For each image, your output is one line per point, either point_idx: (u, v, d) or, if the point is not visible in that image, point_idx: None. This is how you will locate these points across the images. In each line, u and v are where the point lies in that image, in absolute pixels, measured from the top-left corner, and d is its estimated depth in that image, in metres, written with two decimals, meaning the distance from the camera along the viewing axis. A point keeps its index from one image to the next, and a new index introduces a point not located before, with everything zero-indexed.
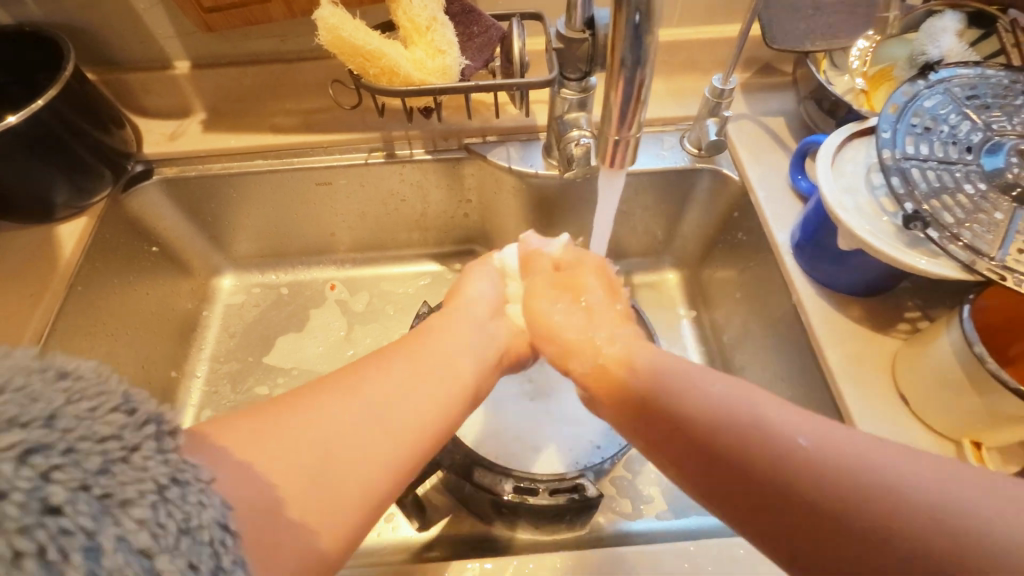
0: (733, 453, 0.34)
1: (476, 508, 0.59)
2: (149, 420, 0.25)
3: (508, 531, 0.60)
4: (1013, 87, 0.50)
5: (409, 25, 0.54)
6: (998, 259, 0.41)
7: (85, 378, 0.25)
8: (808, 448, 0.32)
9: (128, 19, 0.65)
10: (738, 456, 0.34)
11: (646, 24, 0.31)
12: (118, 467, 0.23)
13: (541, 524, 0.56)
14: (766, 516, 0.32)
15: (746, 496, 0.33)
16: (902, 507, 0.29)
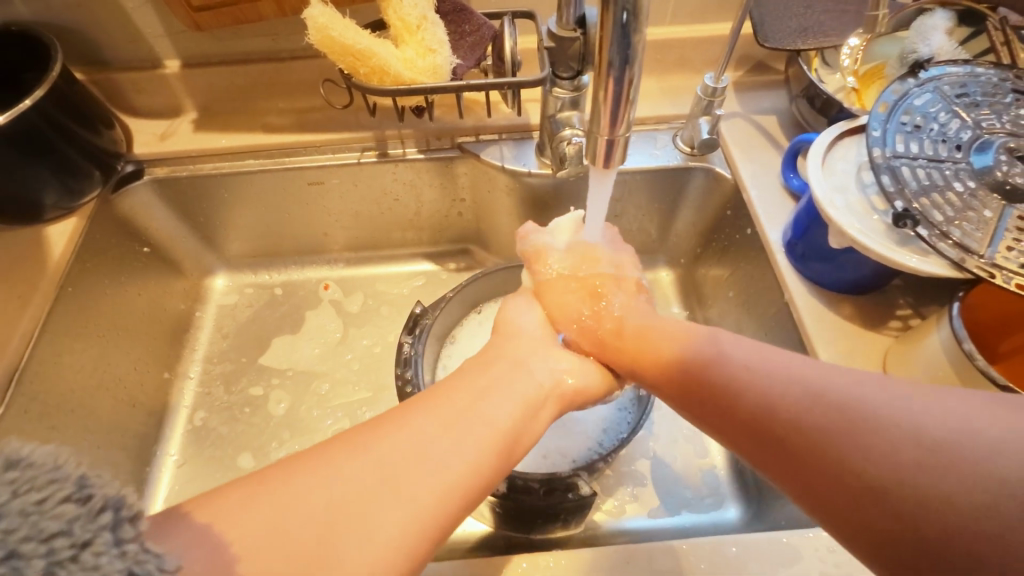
0: (794, 430, 0.35)
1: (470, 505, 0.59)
2: (106, 506, 0.24)
3: (502, 528, 0.60)
4: (1002, 85, 0.50)
5: (399, 24, 0.53)
6: (987, 257, 0.42)
7: (38, 465, 0.23)
8: (863, 425, 0.33)
9: (117, 18, 0.64)
10: (774, 413, 0.36)
11: (633, 23, 0.31)
12: (65, 569, 0.22)
13: (534, 522, 0.56)
14: (821, 491, 0.33)
15: (794, 462, 0.35)
16: (913, 435, 0.32)
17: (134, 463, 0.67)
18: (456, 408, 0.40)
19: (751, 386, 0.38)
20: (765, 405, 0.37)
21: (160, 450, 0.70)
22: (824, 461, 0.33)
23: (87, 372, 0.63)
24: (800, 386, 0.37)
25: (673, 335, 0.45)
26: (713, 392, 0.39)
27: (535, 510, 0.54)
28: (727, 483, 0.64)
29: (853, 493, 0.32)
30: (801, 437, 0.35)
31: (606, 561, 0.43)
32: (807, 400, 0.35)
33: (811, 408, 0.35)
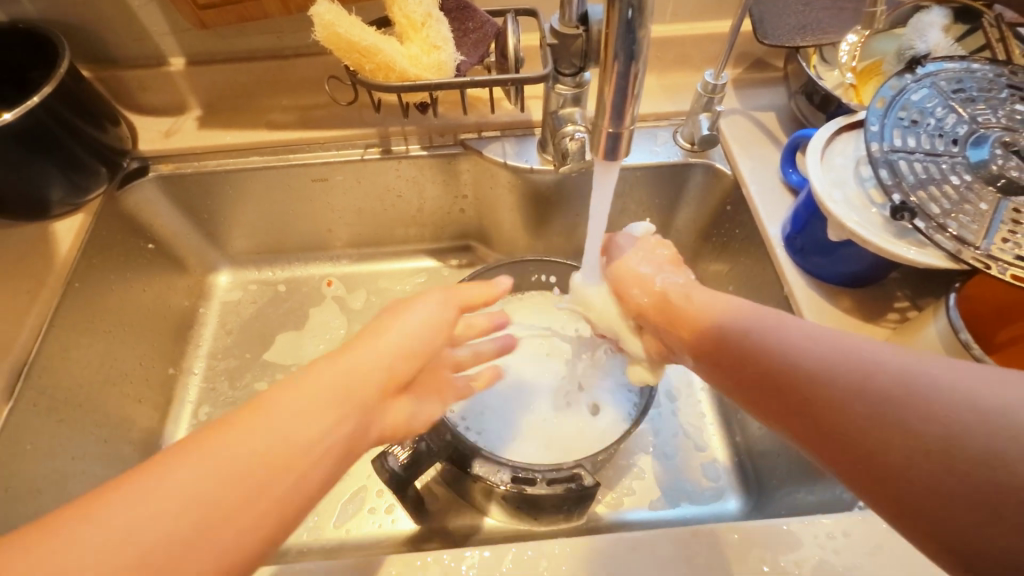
0: (805, 385, 0.34)
1: (475, 497, 0.60)
2: None
3: (507, 520, 0.61)
4: (998, 81, 0.51)
5: (404, 21, 0.54)
6: (983, 248, 0.43)
7: None
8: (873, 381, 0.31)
9: (123, 16, 0.65)
10: (785, 370, 0.35)
11: (638, 19, 0.32)
12: None
13: (539, 513, 0.57)
14: (832, 446, 0.32)
15: (808, 418, 0.33)
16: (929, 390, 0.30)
17: (140, 458, 0.67)
18: (331, 396, 0.37)
19: (764, 346, 0.37)
20: (776, 363, 0.36)
21: (166, 445, 0.70)
22: (834, 417, 0.32)
23: (93, 367, 0.64)
24: (811, 343, 0.35)
25: (702, 303, 0.44)
26: (732, 355, 0.39)
27: (540, 501, 0.55)
28: (727, 475, 0.65)
29: (866, 448, 0.30)
30: (785, 393, 0.35)
31: (610, 547, 0.44)
32: (791, 358, 0.35)
33: (795, 366, 0.35)
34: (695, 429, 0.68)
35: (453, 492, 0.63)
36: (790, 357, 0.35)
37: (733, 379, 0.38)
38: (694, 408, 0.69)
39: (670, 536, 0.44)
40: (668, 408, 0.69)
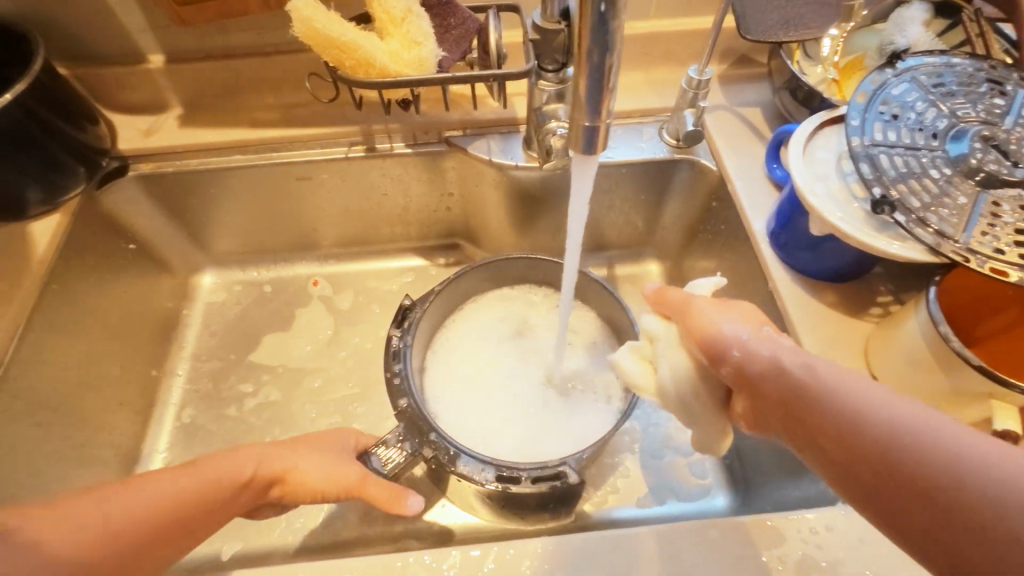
0: (882, 454, 0.30)
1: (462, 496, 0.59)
2: None
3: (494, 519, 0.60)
4: (977, 75, 0.51)
5: (383, 17, 0.53)
6: (962, 242, 0.43)
7: None
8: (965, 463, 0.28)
9: (100, 13, 0.64)
10: (859, 433, 0.32)
11: (612, 10, 0.31)
12: None
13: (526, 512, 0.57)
14: (912, 524, 0.29)
15: (882, 489, 0.30)
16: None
17: (122, 462, 0.66)
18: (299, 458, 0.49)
19: (836, 400, 0.33)
20: (850, 423, 0.32)
21: (149, 448, 0.69)
22: (916, 494, 0.29)
23: (72, 370, 0.63)
24: (888, 406, 0.32)
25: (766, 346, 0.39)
26: (796, 406, 0.35)
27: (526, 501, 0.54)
28: (715, 472, 0.65)
29: (953, 534, 0.27)
30: (856, 457, 0.31)
31: (591, 545, 0.44)
32: (886, 425, 0.31)
33: (880, 437, 0.31)
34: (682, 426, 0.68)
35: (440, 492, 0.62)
36: (898, 431, 0.30)
37: (818, 442, 0.33)
38: None
39: (651, 534, 0.44)
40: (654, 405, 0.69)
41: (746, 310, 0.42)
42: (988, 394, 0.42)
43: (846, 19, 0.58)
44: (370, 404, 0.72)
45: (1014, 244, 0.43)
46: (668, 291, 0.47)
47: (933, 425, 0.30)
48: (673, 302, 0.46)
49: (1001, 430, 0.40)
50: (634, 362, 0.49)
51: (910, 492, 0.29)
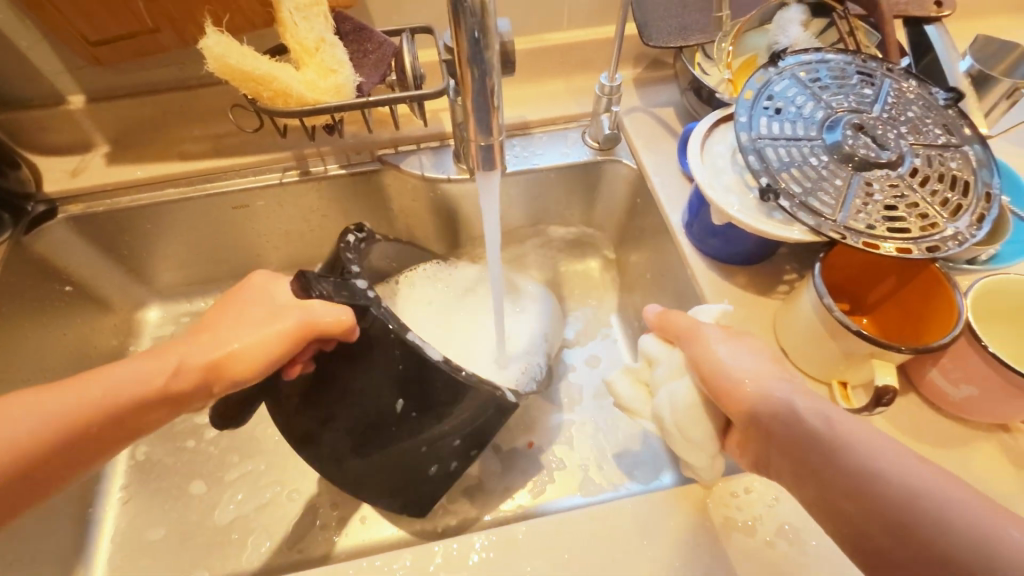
0: (854, 491, 0.36)
1: (342, 425, 0.52)
2: None
3: (374, 458, 0.54)
4: (848, 69, 0.57)
5: (298, 48, 0.55)
6: (839, 221, 0.48)
7: None
8: (921, 504, 0.34)
9: (12, 57, 0.63)
10: (835, 471, 0.37)
11: (485, 39, 0.34)
12: None
13: (432, 444, 0.53)
14: (870, 545, 0.35)
15: (851, 519, 0.36)
16: (969, 528, 0.33)
17: (74, 507, 0.66)
18: (223, 335, 0.47)
19: (820, 440, 0.39)
20: (830, 461, 0.38)
21: (103, 490, 0.69)
22: (877, 526, 0.35)
23: None
24: (862, 450, 0.37)
25: (764, 383, 0.43)
26: (782, 441, 0.41)
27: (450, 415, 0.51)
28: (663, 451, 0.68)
29: (906, 561, 0.34)
30: (831, 491, 0.37)
31: (529, 537, 0.46)
32: (858, 467, 0.37)
33: (853, 478, 0.37)
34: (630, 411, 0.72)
35: (306, 428, 0.54)
36: (912, 495, 0.35)
37: (838, 500, 0.37)
38: None
39: (580, 521, 0.47)
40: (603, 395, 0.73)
41: (753, 348, 0.46)
42: (869, 355, 0.47)
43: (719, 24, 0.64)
44: None
45: (882, 219, 0.48)
46: (674, 315, 0.50)
47: (898, 467, 0.36)
48: (677, 327, 0.49)
49: (880, 386, 0.46)
50: (626, 387, 0.52)
51: (919, 553, 0.33)
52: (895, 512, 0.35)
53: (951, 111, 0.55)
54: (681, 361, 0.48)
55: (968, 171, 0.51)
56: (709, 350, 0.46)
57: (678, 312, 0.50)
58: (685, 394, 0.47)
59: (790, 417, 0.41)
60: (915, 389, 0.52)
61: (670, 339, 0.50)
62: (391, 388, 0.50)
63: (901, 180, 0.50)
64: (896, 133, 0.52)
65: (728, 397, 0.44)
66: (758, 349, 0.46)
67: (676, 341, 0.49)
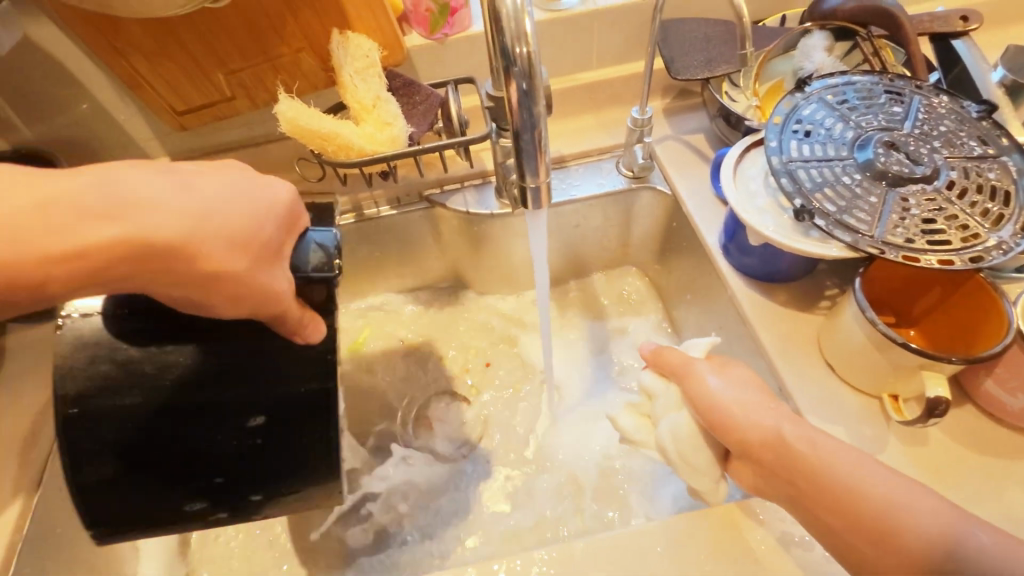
0: (841, 509, 0.42)
1: (149, 404, 0.41)
2: None
3: (150, 458, 0.42)
4: (875, 89, 0.58)
5: (357, 106, 0.62)
6: (876, 237, 0.49)
7: None
8: (897, 517, 0.40)
9: (112, 129, 0.73)
10: (823, 495, 0.43)
11: (532, 93, 0.38)
12: None
13: (235, 480, 0.44)
14: (856, 554, 0.41)
15: (838, 532, 0.42)
16: (938, 539, 0.38)
17: None
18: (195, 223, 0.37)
19: (805, 465, 0.44)
20: (816, 483, 0.43)
21: None
22: (861, 538, 0.41)
23: None
24: (843, 472, 0.43)
25: (753, 412, 0.47)
26: (773, 467, 0.45)
27: (289, 466, 0.44)
28: None
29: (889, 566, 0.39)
30: (820, 508, 0.43)
31: (585, 554, 0.48)
32: (839, 488, 0.42)
33: (838, 496, 0.42)
34: None
35: (107, 387, 0.40)
36: (887, 511, 0.40)
37: (826, 518, 0.42)
38: None
39: (628, 538, 0.49)
40: None
41: (742, 378, 0.50)
42: (919, 366, 0.47)
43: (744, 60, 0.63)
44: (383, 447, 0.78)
45: (921, 233, 0.49)
46: (669, 352, 0.54)
47: (873, 484, 0.42)
48: (672, 363, 0.53)
49: (932, 398, 0.46)
50: (631, 421, 0.55)
51: (899, 558, 0.39)
52: (875, 524, 0.40)
53: (985, 122, 0.56)
54: (679, 395, 0.52)
55: (1007, 181, 0.52)
56: (697, 385, 0.50)
57: (673, 350, 0.55)
58: (685, 425, 0.50)
59: (768, 442, 0.46)
60: (971, 400, 0.51)
61: (666, 374, 0.54)
62: (262, 402, 0.43)
63: (938, 193, 0.51)
64: (929, 148, 0.53)
65: (726, 427, 0.48)
66: (743, 379, 0.51)
67: (669, 376, 0.54)
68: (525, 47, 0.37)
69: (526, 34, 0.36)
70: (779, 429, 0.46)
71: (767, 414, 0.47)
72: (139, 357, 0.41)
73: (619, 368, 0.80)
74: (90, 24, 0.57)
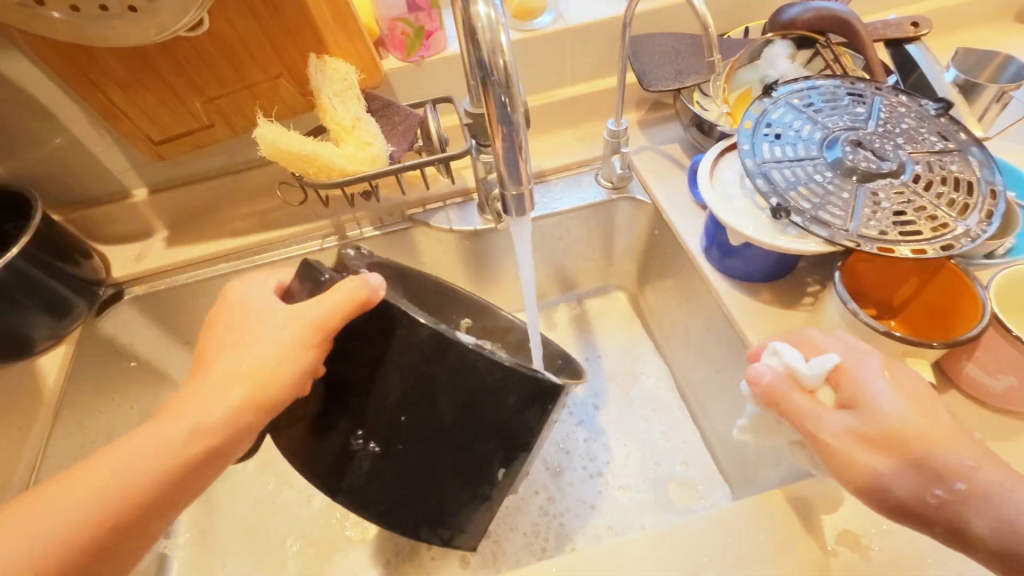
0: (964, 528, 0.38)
1: (378, 458, 0.47)
2: None
3: (443, 475, 0.47)
4: (838, 92, 0.61)
5: (337, 128, 0.62)
6: (852, 230, 0.51)
7: None
8: None
9: (87, 162, 0.72)
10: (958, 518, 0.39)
11: (511, 103, 0.39)
12: None
13: (467, 446, 0.46)
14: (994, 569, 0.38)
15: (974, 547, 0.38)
16: None
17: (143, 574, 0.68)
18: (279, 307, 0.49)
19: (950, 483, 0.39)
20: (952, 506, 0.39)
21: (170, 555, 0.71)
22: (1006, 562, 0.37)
23: None
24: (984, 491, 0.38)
25: (893, 426, 0.40)
26: (912, 492, 0.40)
27: (491, 397, 0.44)
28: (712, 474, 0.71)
29: None
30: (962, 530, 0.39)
31: (586, 563, 0.49)
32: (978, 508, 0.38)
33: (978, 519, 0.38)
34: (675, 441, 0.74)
35: (346, 450, 0.47)
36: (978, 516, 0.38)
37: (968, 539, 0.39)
38: (656, 426, 0.75)
39: (627, 547, 0.50)
40: (656, 428, 0.75)
41: (872, 385, 0.43)
42: (902, 354, 0.48)
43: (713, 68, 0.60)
44: None
45: (893, 225, 0.51)
46: (785, 395, 0.45)
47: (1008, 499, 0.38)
48: (778, 383, 0.45)
49: None
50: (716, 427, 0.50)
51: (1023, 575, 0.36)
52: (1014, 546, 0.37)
53: (943, 119, 0.58)
54: (793, 415, 0.44)
55: (969, 172, 0.54)
56: (828, 445, 0.42)
57: (792, 392, 0.45)
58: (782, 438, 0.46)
59: (912, 496, 0.40)
60: (957, 386, 0.52)
61: (773, 392, 0.46)
62: (419, 386, 0.45)
63: (906, 186, 0.53)
64: (894, 145, 0.56)
65: (858, 455, 0.41)
66: (894, 419, 0.41)
67: (781, 419, 0.46)
68: (502, 58, 0.37)
69: (503, 46, 0.37)
70: (923, 478, 0.40)
71: (908, 463, 0.40)
72: (348, 413, 0.47)
73: (612, 379, 0.80)
74: (65, 57, 0.57)
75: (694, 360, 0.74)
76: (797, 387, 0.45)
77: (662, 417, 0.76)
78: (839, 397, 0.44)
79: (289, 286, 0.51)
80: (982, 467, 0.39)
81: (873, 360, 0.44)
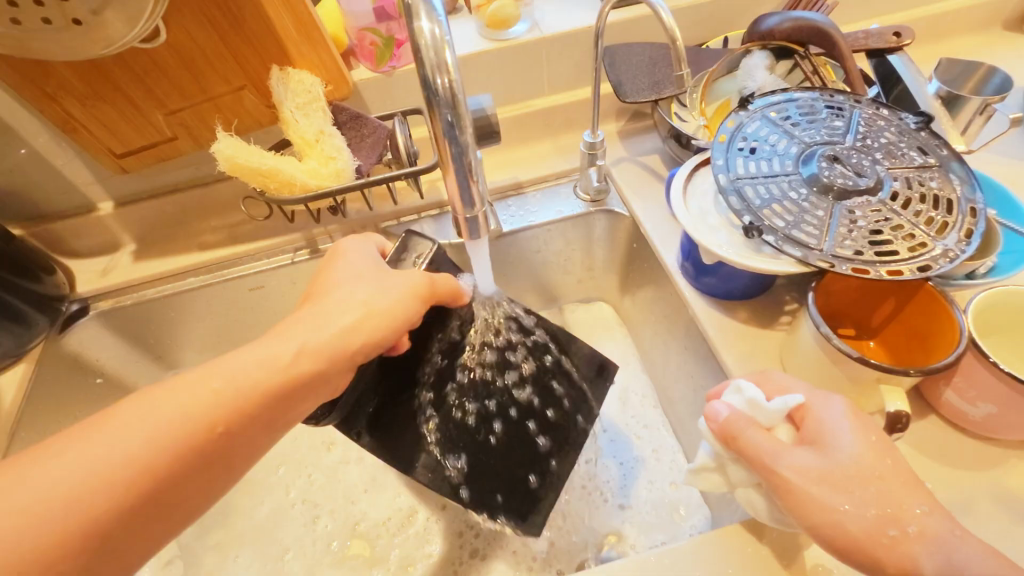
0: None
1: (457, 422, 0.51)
2: None
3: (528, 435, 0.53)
4: (816, 105, 0.59)
5: (299, 141, 0.61)
6: (826, 250, 0.49)
7: None
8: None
9: (48, 175, 0.70)
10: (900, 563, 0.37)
11: (458, 121, 0.37)
12: None
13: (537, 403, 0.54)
14: None
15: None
16: None
17: None
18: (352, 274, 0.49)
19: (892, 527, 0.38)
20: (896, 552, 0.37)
21: None
22: None
23: None
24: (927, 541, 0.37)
25: (852, 470, 0.40)
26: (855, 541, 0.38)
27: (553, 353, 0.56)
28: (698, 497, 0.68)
29: None
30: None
31: None
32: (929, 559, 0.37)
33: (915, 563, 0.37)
34: (659, 459, 0.72)
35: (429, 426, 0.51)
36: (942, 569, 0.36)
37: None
38: (645, 443, 0.73)
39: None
40: (642, 446, 0.73)
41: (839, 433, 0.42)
42: (877, 380, 0.46)
43: (682, 81, 0.59)
44: (345, 491, 0.74)
45: (868, 244, 0.49)
46: (742, 432, 0.44)
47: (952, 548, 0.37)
48: (746, 434, 0.43)
49: (892, 412, 0.44)
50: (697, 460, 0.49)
51: None
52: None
53: (924, 133, 0.57)
54: (754, 464, 0.43)
55: (949, 189, 0.52)
56: (785, 481, 0.40)
57: (750, 429, 0.43)
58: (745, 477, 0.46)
59: (866, 535, 0.38)
60: (935, 411, 0.51)
61: (735, 439, 0.44)
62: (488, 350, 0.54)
63: (883, 204, 0.51)
64: (871, 160, 0.54)
65: (814, 505, 0.39)
66: (850, 460, 0.40)
67: (739, 458, 0.44)
68: (447, 77, 0.36)
69: (447, 64, 0.36)
70: (875, 515, 0.38)
71: (856, 499, 0.39)
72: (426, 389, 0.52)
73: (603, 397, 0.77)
74: (18, 71, 0.56)
75: (673, 377, 0.72)
76: (756, 424, 0.44)
77: (650, 433, 0.74)
78: (799, 435, 0.44)
79: (392, 250, 0.55)
80: (934, 512, 0.38)
81: (835, 401, 0.44)
